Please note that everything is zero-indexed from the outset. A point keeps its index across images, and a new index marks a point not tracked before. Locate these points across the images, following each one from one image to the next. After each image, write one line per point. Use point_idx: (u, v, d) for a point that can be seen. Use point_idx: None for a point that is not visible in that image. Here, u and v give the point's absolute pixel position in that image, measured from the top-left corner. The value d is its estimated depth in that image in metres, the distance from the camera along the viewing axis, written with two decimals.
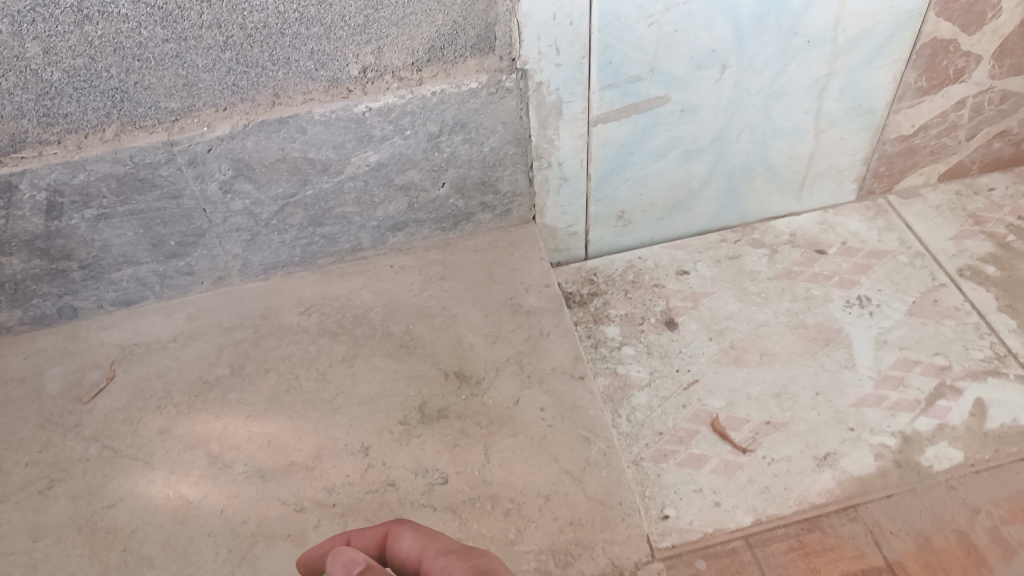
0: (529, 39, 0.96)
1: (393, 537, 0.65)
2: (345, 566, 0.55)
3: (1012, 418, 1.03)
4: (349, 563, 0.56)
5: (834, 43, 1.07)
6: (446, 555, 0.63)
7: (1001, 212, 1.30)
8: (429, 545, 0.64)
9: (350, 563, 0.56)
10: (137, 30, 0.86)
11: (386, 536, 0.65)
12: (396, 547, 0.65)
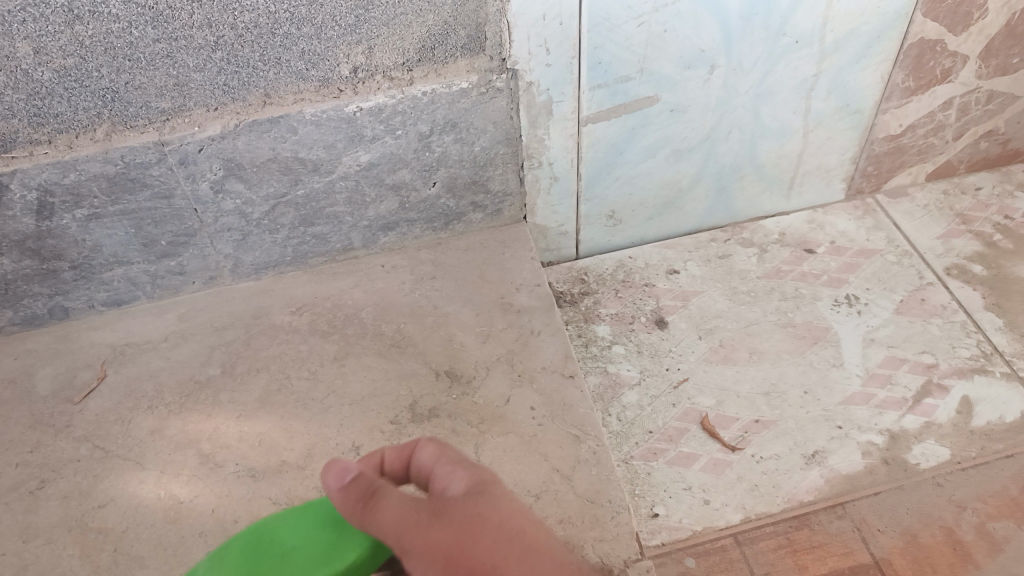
0: (519, 39, 0.97)
1: (416, 450, 0.70)
2: (338, 476, 0.67)
3: (997, 415, 1.04)
4: (341, 473, 0.67)
5: (822, 43, 1.08)
6: (455, 466, 0.68)
7: (987, 211, 1.31)
8: (443, 457, 0.69)
9: (343, 473, 0.67)
10: (128, 30, 0.86)
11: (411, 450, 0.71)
12: (417, 460, 0.70)
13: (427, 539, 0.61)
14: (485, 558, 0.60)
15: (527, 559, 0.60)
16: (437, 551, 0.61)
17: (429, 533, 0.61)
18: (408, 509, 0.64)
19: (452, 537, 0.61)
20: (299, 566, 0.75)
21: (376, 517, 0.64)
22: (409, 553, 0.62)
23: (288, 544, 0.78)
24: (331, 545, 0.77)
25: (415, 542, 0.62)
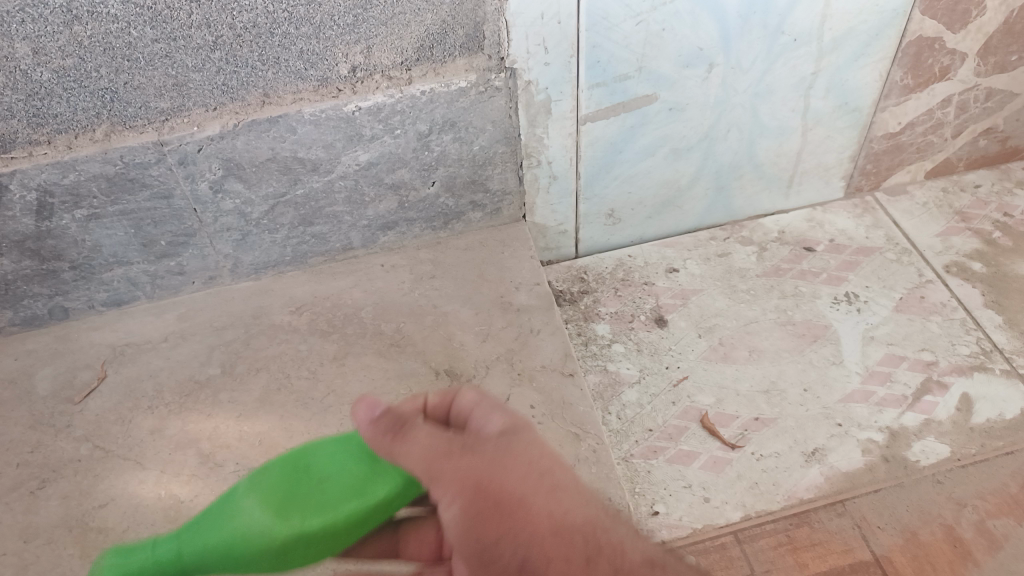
0: (518, 38, 0.97)
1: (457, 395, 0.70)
2: (368, 410, 0.64)
3: (997, 412, 1.04)
4: (371, 406, 0.64)
5: (820, 41, 1.08)
6: (493, 410, 0.68)
7: (987, 208, 1.31)
8: (482, 402, 0.69)
9: (373, 406, 0.64)
10: (127, 30, 0.86)
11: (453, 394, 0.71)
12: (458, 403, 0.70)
13: (461, 467, 0.60)
14: (518, 492, 0.60)
15: (555, 494, 0.61)
16: (470, 480, 0.59)
17: (463, 462, 0.60)
18: (440, 440, 0.62)
19: (487, 468, 0.60)
20: (331, 496, 0.67)
21: (407, 446, 0.62)
22: (438, 483, 0.60)
23: (317, 471, 0.69)
24: (363, 476, 0.68)
25: (448, 471, 0.60)
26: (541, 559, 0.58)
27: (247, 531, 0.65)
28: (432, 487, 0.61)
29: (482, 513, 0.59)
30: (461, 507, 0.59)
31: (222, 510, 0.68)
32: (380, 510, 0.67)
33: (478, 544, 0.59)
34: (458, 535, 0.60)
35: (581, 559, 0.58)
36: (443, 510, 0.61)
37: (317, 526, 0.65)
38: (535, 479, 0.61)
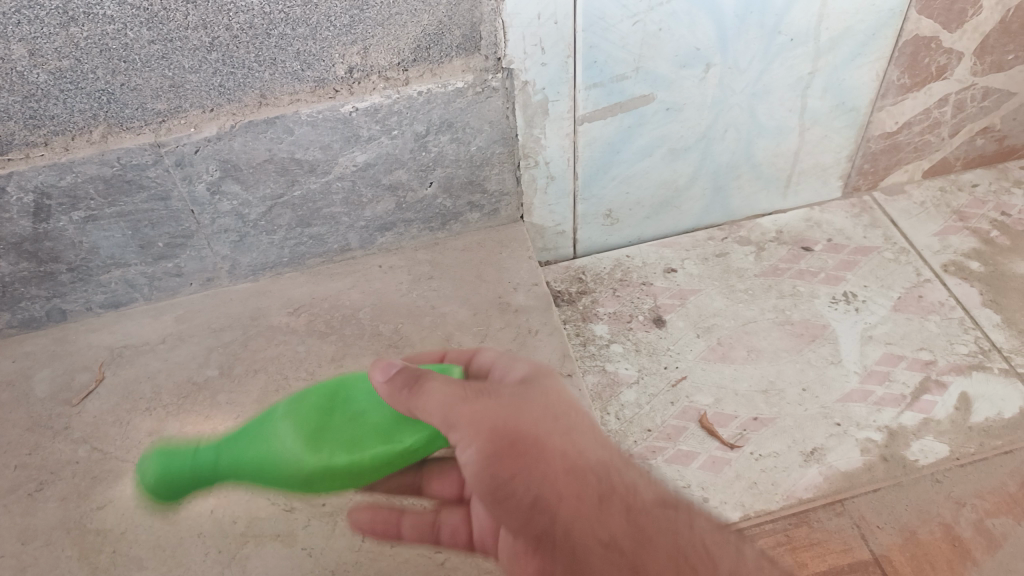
0: (515, 38, 0.97)
1: (476, 356, 0.77)
2: (384, 370, 0.67)
3: (995, 411, 1.04)
4: (387, 366, 0.67)
5: (817, 41, 1.08)
6: (509, 363, 0.74)
7: (984, 208, 1.31)
8: (499, 359, 0.75)
9: (389, 367, 0.67)
10: (123, 31, 0.86)
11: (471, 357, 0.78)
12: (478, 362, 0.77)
13: (479, 414, 0.64)
14: (534, 432, 0.64)
15: (570, 437, 0.65)
16: (488, 425, 0.63)
17: (481, 408, 0.64)
18: (457, 389, 0.65)
19: (504, 414, 0.64)
20: (360, 436, 0.71)
21: (424, 398, 0.65)
22: (457, 430, 0.64)
23: (354, 410, 0.74)
24: (392, 423, 0.72)
25: (467, 417, 0.64)
26: (555, 496, 0.62)
27: (279, 454, 0.70)
28: (450, 432, 0.65)
29: (500, 455, 0.63)
30: (478, 449, 0.63)
31: (261, 428, 0.73)
32: (403, 458, 0.71)
33: (494, 483, 0.63)
34: (475, 474, 0.64)
35: (594, 495, 0.63)
36: (461, 452, 0.65)
37: (343, 463, 0.70)
38: (550, 423, 0.65)
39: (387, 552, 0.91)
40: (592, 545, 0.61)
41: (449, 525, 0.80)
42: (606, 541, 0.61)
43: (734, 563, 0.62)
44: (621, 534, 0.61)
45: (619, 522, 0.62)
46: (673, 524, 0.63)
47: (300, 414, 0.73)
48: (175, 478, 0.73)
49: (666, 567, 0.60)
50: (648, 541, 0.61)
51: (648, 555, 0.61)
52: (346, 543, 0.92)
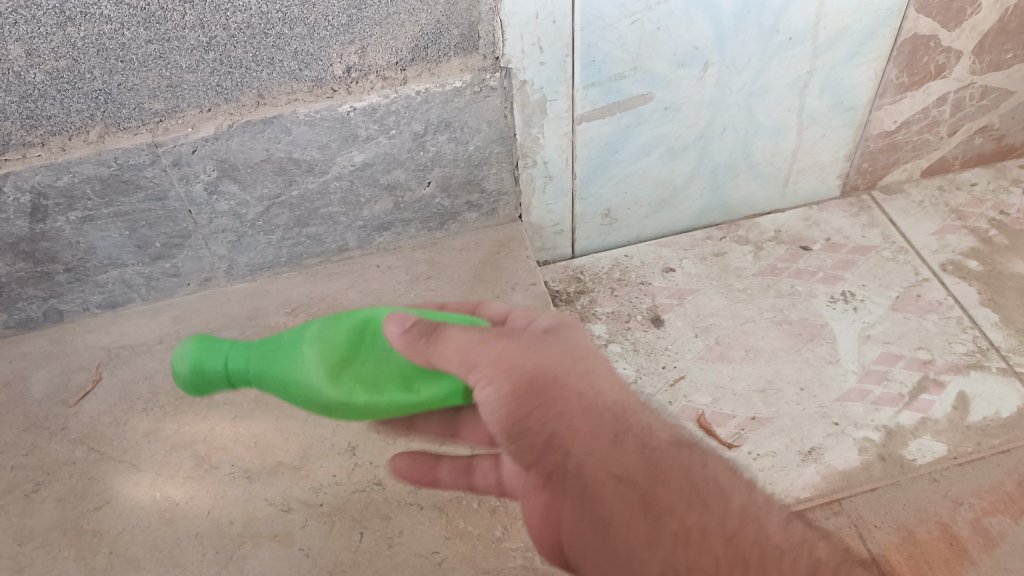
0: (513, 38, 0.96)
1: (485, 307, 0.79)
2: (399, 322, 0.67)
3: (993, 410, 1.04)
4: (401, 320, 0.67)
5: (815, 40, 1.07)
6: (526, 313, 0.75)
7: (982, 207, 1.31)
8: (514, 309, 0.77)
9: (403, 320, 0.67)
10: (120, 31, 0.85)
11: (479, 308, 0.80)
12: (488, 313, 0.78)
13: (497, 353, 0.64)
14: (552, 371, 0.64)
15: (587, 377, 0.66)
16: (506, 364, 0.63)
17: (499, 348, 0.64)
18: (476, 331, 0.65)
19: (522, 355, 0.64)
20: (381, 376, 0.71)
21: (442, 345, 0.64)
22: (475, 368, 0.64)
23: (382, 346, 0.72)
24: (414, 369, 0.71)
25: (484, 356, 0.64)
26: (570, 433, 0.62)
27: (299, 379, 0.70)
28: (469, 373, 0.64)
29: (519, 394, 0.63)
30: (496, 388, 0.63)
31: (287, 346, 0.71)
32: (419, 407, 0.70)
33: (511, 420, 0.64)
34: (494, 412, 0.64)
35: (609, 432, 0.63)
36: (478, 392, 0.64)
37: (361, 401, 0.69)
38: (568, 363, 0.66)
39: (385, 552, 0.91)
40: (605, 481, 0.61)
41: (481, 469, 0.79)
42: (620, 476, 0.61)
43: (746, 499, 0.63)
44: (636, 470, 0.61)
45: (634, 458, 0.62)
46: (688, 462, 0.63)
47: (327, 342, 0.70)
48: (211, 375, 0.73)
49: (679, 501, 0.60)
50: (662, 477, 0.61)
51: (662, 489, 0.61)
52: (345, 543, 0.92)
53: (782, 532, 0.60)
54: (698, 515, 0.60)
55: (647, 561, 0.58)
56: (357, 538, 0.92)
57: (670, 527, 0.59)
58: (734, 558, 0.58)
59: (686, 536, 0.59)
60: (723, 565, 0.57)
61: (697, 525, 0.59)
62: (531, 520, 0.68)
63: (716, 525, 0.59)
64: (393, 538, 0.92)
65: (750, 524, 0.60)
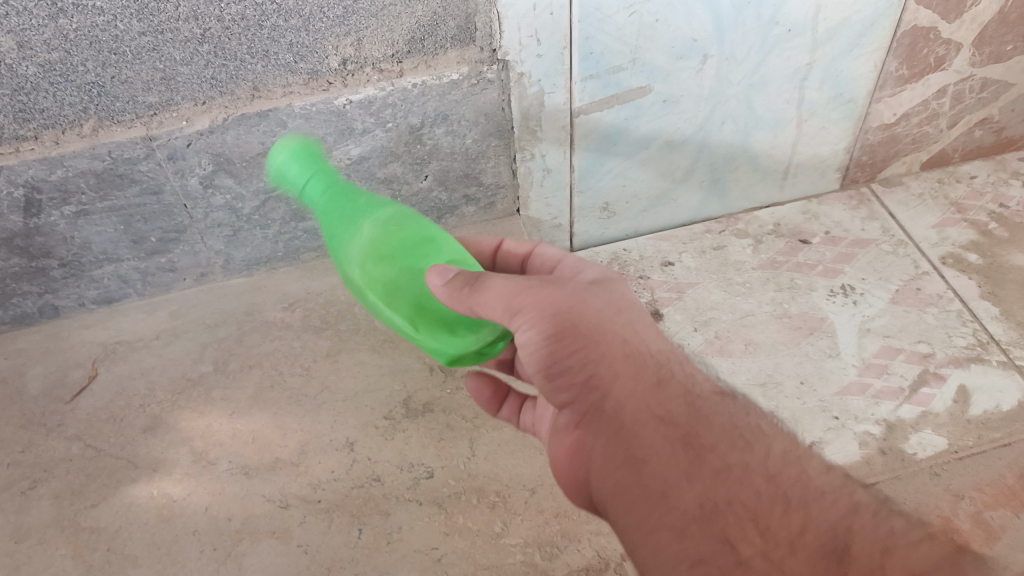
0: (510, 30, 0.95)
1: (538, 253, 0.83)
2: (442, 274, 0.63)
3: (993, 404, 1.04)
4: (444, 270, 0.63)
5: (816, 32, 1.06)
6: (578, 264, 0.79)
7: (982, 200, 1.31)
8: (566, 257, 0.81)
9: (446, 271, 0.63)
10: (113, 23, 0.84)
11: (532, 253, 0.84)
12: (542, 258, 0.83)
13: (544, 298, 0.65)
14: (596, 320, 0.67)
15: (630, 327, 0.69)
16: (551, 309, 0.65)
17: (542, 296, 0.65)
18: (519, 279, 0.65)
19: (567, 302, 0.66)
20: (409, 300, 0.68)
21: (485, 294, 0.62)
22: (520, 313, 0.64)
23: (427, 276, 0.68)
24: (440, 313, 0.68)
25: (529, 302, 0.64)
26: (612, 376, 0.65)
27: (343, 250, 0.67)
28: (512, 318, 0.64)
29: (560, 337, 0.65)
30: (540, 333, 0.64)
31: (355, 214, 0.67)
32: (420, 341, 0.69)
33: (552, 362, 0.65)
34: (535, 351, 0.65)
35: (652, 377, 0.66)
36: (520, 335, 0.65)
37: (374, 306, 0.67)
38: (613, 313, 0.68)
39: (384, 548, 0.91)
40: (646, 420, 0.63)
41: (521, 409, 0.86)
42: (661, 417, 0.64)
43: (788, 445, 0.65)
44: (676, 412, 0.64)
45: (675, 402, 0.65)
46: (729, 410, 0.66)
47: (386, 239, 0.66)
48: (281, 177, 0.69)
49: (720, 441, 0.63)
50: (704, 419, 0.64)
51: (703, 430, 0.64)
52: (344, 539, 0.92)
53: (823, 476, 0.62)
54: (740, 454, 0.62)
55: (684, 494, 0.60)
56: (356, 534, 0.92)
57: (711, 463, 0.61)
58: (775, 494, 0.60)
59: (726, 471, 0.61)
60: (764, 498, 0.59)
61: (739, 462, 0.61)
62: (563, 458, 0.70)
63: (757, 464, 0.62)
64: (392, 534, 0.92)
65: (791, 467, 0.62)
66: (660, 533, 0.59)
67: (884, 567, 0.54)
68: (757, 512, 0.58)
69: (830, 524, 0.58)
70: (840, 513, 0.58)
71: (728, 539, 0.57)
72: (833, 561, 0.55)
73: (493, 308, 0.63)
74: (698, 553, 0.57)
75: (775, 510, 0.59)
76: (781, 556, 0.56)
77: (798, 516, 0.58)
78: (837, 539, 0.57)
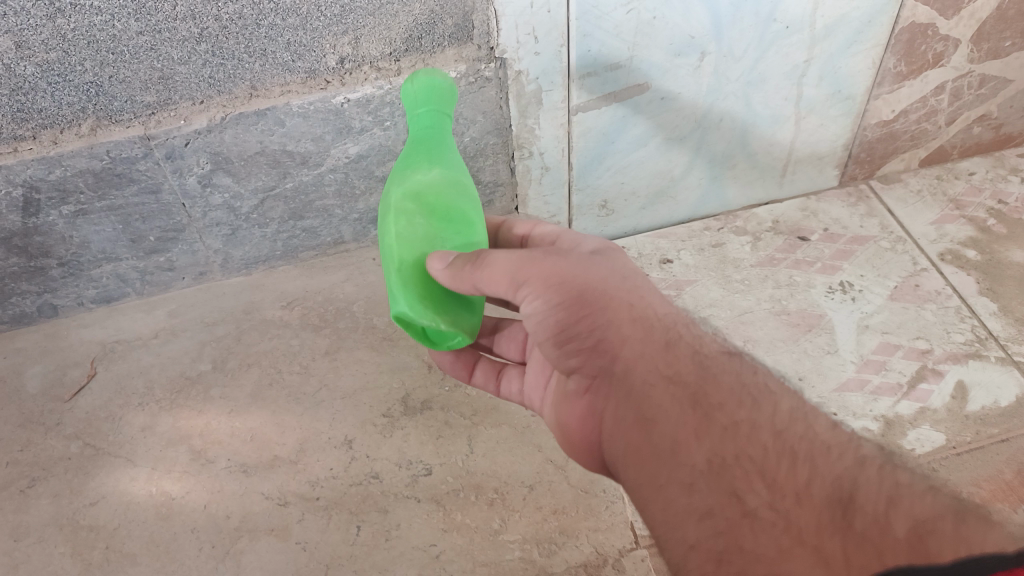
0: (507, 27, 0.94)
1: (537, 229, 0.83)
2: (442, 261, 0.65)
3: (992, 400, 1.04)
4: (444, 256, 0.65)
5: (813, 28, 1.05)
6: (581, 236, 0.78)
7: (980, 196, 1.31)
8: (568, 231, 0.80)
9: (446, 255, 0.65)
10: (111, 23, 0.84)
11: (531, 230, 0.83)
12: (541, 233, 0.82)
13: (548, 269, 0.65)
14: (602, 287, 0.66)
15: (637, 293, 0.68)
16: (556, 278, 0.65)
17: (548, 266, 0.65)
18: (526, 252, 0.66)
19: (573, 270, 0.66)
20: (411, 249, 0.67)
21: (489, 267, 0.62)
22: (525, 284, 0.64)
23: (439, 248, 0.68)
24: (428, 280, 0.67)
25: (536, 273, 0.65)
26: (620, 340, 0.64)
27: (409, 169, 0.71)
28: (518, 287, 0.65)
29: (568, 307, 0.65)
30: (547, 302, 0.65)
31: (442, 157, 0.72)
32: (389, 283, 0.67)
33: (561, 330, 0.66)
34: (544, 320, 0.66)
35: (661, 339, 0.64)
36: (527, 304, 0.66)
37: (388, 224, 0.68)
38: (620, 280, 0.68)
39: (382, 545, 0.91)
40: (654, 382, 0.61)
41: (508, 378, 0.87)
42: (669, 377, 0.61)
43: (796, 404, 0.60)
44: (684, 371, 0.62)
45: (683, 362, 0.63)
46: (736, 369, 0.63)
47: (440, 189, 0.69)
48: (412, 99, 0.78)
49: (729, 399, 0.59)
50: (713, 379, 0.61)
51: (711, 389, 0.60)
52: (342, 536, 0.92)
53: (831, 431, 0.57)
54: (749, 411, 0.58)
55: (692, 451, 0.56)
56: (354, 531, 0.92)
57: (719, 420, 0.58)
58: (783, 450, 0.55)
59: (734, 428, 0.57)
60: (770, 454, 0.55)
61: (747, 419, 0.57)
62: (575, 422, 0.70)
63: (766, 421, 0.57)
64: (391, 531, 0.92)
65: (798, 423, 0.57)
66: (669, 490, 0.55)
67: (889, 517, 0.48)
68: (765, 466, 0.54)
69: (836, 476, 0.52)
70: (846, 466, 0.53)
71: (736, 492, 0.53)
72: (837, 511, 0.50)
73: (500, 283, 0.64)
74: (705, 506, 0.53)
75: (783, 465, 0.54)
76: (788, 507, 0.51)
77: (805, 469, 0.53)
78: (842, 490, 0.51)
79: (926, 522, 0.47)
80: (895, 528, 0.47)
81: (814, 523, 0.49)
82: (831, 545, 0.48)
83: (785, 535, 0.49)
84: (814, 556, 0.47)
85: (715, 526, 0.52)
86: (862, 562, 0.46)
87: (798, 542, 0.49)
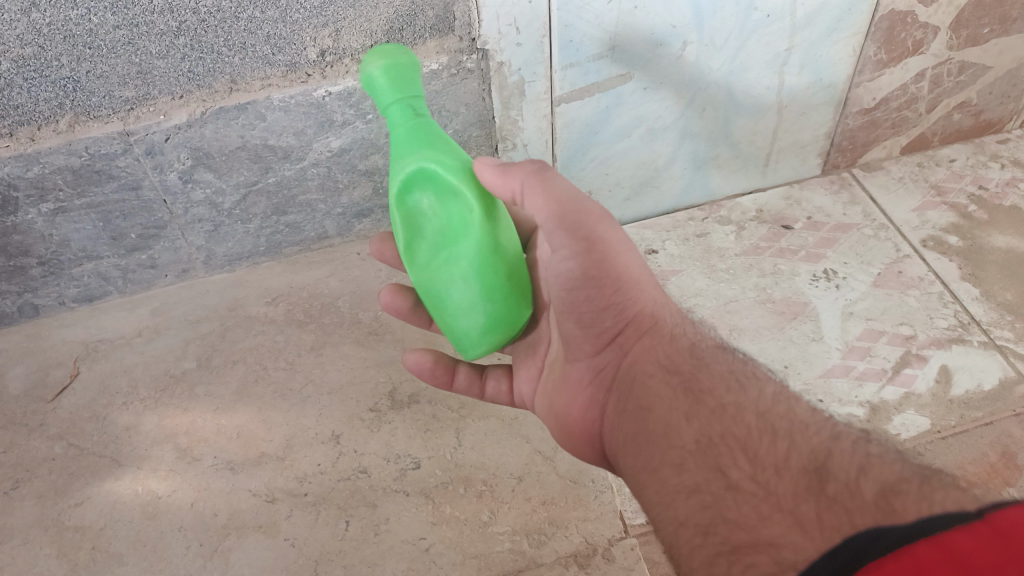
0: (488, 18, 0.94)
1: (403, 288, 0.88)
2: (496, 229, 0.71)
3: (975, 383, 1.05)
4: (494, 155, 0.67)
5: (794, 17, 1.05)
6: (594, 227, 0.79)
7: (962, 182, 1.32)
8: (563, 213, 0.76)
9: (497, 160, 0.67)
10: (87, 17, 0.82)
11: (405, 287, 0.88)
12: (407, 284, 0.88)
13: (597, 234, 0.68)
14: (635, 274, 0.69)
15: (659, 291, 0.71)
16: (595, 241, 0.67)
17: (594, 225, 0.68)
18: (586, 199, 0.68)
19: (614, 247, 0.68)
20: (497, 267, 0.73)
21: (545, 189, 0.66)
22: (562, 232, 0.67)
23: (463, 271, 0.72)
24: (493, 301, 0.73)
25: (574, 227, 0.67)
26: (636, 334, 0.67)
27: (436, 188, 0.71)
28: (560, 231, 0.67)
29: (601, 284, 0.67)
30: (580, 264, 0.67)
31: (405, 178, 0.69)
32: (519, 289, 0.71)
33: (588, 306, 0.68)
34: (573, 287, 0.68)
35: (666, 334, 0.67)
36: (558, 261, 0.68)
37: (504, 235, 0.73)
38: (646, 275, 0.70)
39: (371, 540, 0.91)
40: (653, 372, 0.64)
41: (494, 379, 0.86)
42: (665, 368, 0.63)
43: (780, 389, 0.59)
44: (682, 362, 0.63)
45: (682, 354, 0.65)
46: (727, 360, 0.63)
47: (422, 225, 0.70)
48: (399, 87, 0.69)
49: (718, 384, 0.59)
50: (705, 367, 0.62)
51: (703, 376, 0.61)
52: (331, 531, 0.91)
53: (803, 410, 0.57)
54: (736, 394, 0.58)
55: (683, 433, 0.57)
56: (343, 526, 0.92)
57: (708, 403, 0.58)
58: (766, 428, 0.54)
59: (722, 409, 0.57)
60: (754, 433, 0.54)
61: (734, 401, 0.57)
62: (575, 413, 0.72)
63: (750, 403, 0.57)
64: (380, 525, 0.92)
65: (780, 406, 0.56)
66: (662, 471, 0.56)
67: (859, 482, 0.47)
68: (748, 443, 0.53)
69: (812, 449, 0.52)
70: (822, 439, 0.52)
71: (721, 467, 0.53)
72: (812, 479, 0.49)
73: (537, 204, 0.67)
74: (693, 483, 0.53)
75: (763, 441, 0.53)
76: (767, 479, 0.50)
77: (783, 445, 0.52)
78: (816, 461, 0.50)
79: (894, 484, 0.46)
80: (864, 491, 0.46)
81: (790, 491, 0.49)
82: (806, 507, 0.47)
83: (764, 504, 0.49)
84: (790, 519, 0.47)
85: (702, 500, 0.51)
86: (834, 522, 0.45)
87: (776, 508, 0.48)
